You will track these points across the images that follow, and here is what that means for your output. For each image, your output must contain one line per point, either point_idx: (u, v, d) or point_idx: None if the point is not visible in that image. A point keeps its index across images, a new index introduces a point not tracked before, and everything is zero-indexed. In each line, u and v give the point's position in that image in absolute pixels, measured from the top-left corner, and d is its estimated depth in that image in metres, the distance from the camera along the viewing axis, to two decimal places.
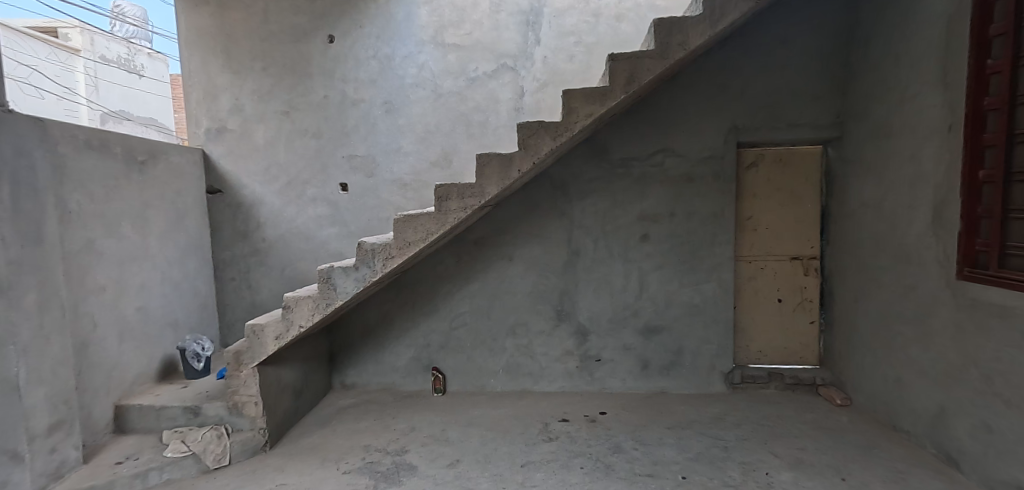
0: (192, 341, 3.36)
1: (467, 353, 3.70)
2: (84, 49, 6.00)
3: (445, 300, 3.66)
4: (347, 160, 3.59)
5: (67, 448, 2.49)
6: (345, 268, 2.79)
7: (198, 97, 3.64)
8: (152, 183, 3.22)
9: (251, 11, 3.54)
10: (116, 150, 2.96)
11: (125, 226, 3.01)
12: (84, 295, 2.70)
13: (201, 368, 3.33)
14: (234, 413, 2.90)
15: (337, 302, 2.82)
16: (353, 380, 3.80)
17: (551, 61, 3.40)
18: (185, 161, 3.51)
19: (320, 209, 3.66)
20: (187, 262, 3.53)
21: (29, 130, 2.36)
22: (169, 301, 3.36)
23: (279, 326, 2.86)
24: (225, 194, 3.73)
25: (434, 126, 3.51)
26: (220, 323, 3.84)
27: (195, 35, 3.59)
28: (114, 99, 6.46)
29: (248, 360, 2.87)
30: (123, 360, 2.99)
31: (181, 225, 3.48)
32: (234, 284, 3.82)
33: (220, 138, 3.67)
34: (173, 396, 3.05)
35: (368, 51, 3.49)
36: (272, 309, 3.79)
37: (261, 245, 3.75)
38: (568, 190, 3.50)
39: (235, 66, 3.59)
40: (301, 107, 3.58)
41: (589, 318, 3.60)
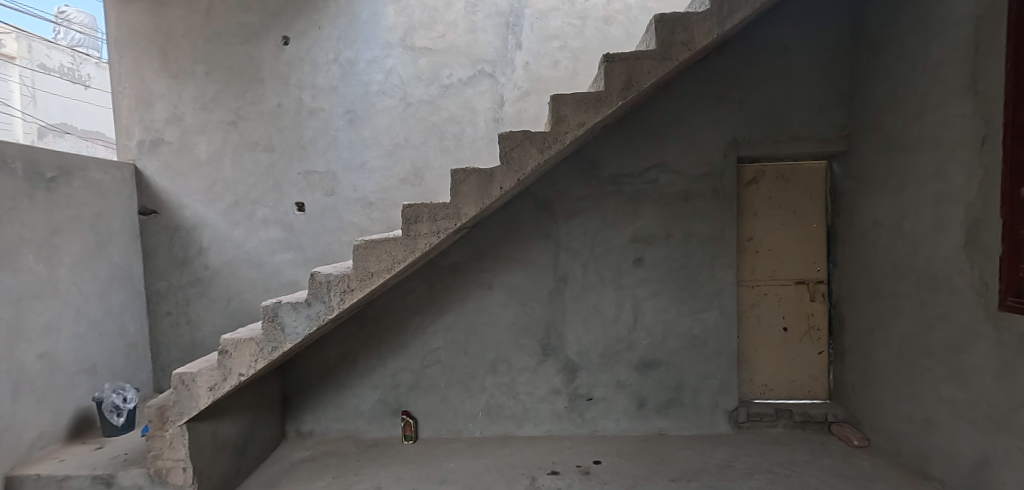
0: (111, 390, 2.83)
1: (441, 394, 3.25)
2: (19, 56, 5.43)
3: (417, 335, 3.22)
4: (303, 178, 3.15)
5: None
6: (295, 304, 2.36)
7: (130, 104, 3.16)
8: (64, 204, 2.72)
9: (193, 8, 3.10)
10: (16, 165, 2.47)
11: (25, 256, 2.51)
12: None
13: (122, 424, 2.79)
14: (157, 481, 2.41)
15: (284, 346, 2.38)
16: (311, 428, 3.29)
17: (534, 67, 3.08)
18: (112, 178, 3.01)
19: (272, 232, 3.18)
20: (111, 296, 3.00)
21: None
22: (87, 344, 2.84)
23: (213, 374, 2.39)
24: (161, 215, 3.21)
25: (403, 139, 3.12)
26: (153, 366, 3.29)
27: (127, 35, 3.13)
28: (56, 111, 5.68)
29: (175, 417, 2.38)
30: (19, 419, 2.45)
31: (103, 252, 2.96)
32: (171, 319, 3.27)
33: (155, 151, 3.18)
34: (82, 462, 2.52)
35: (328, 54, 3.10)
36: (216, 348, 3.26)
37: (202, 274, 3.22)
38: (553, 209, 3.14)
39: (174, 70, 3.13)
40: (250, 116, 3.14)
41: (579, 352, 3.21)
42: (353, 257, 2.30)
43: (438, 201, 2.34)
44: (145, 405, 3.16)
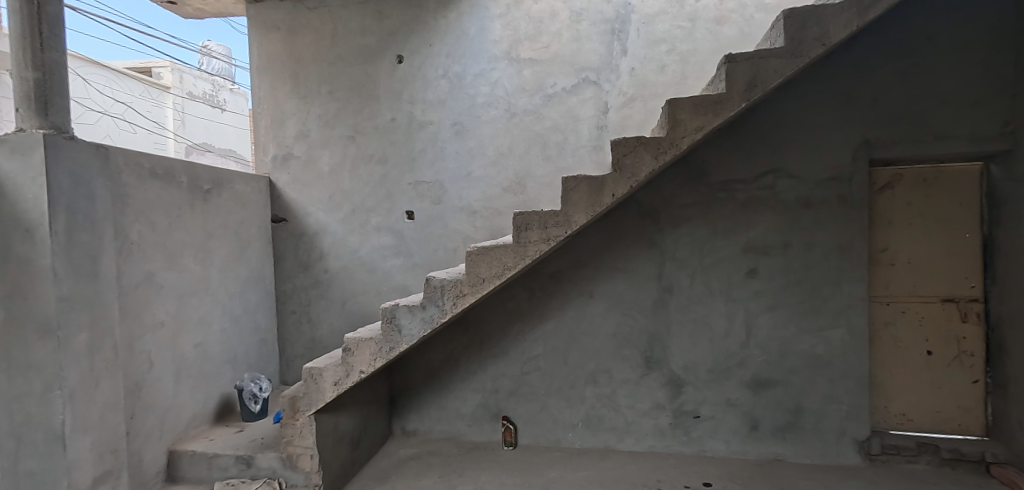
0: (250, 380, 3.13)
1: (541, 402, 3.25)
2: (173, 86, 6.18)
3: (517, 341, 3.25)
4: (413, 187, 3.31)
5: None
6: (411, 306, 2.50)
7: (267, 124, 3.51)
8: (216, 212, 3.08)
9: (320, 34, 3.38)
10: (181, 179, 2.84)
11: (187, 258, 2.87)
12: (139, 332, 2.55)
13: (257, 411, 3.08)
14: (289, 466, 2.65)
15: (401, 346, 2.52)
16: (415, 427, 3.43)
17: (640, 73, 3.03)
18: (251, 189, 3.36)
19: (384, 239, 3.37)
20: (248, 295, 3.34)
21: (90, 159, 2.29)
22: (230, 337, 3.18)
23: (338, 370, 2.58)
24: (290, 222, 3.53)
25: (507, 148, 3.18)
26: (279, 360, 3.61)
27: (265, 61, 3.48)
28: (197, 132, 6.58)
29: (305, 408, 2.61)
30: (178, 401, 2.80)
31: (244, 255, 3.30)
32: (295, 317, 3.58)
33: (286, 165, 3.50)
34: (227, 442, 2.81)
35: (438, 70, 3.25)
36: (333, 346, 3.52)
37: (323, 276, 3.49)
38: (658, 218, 3.05)
39: (303, 91, 3.43)
40: (367, 131, 3.36)
41: (684, 367, 3.07)
42: (466, 264, 2.40)
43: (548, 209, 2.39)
44: (273, 395, 3.48)
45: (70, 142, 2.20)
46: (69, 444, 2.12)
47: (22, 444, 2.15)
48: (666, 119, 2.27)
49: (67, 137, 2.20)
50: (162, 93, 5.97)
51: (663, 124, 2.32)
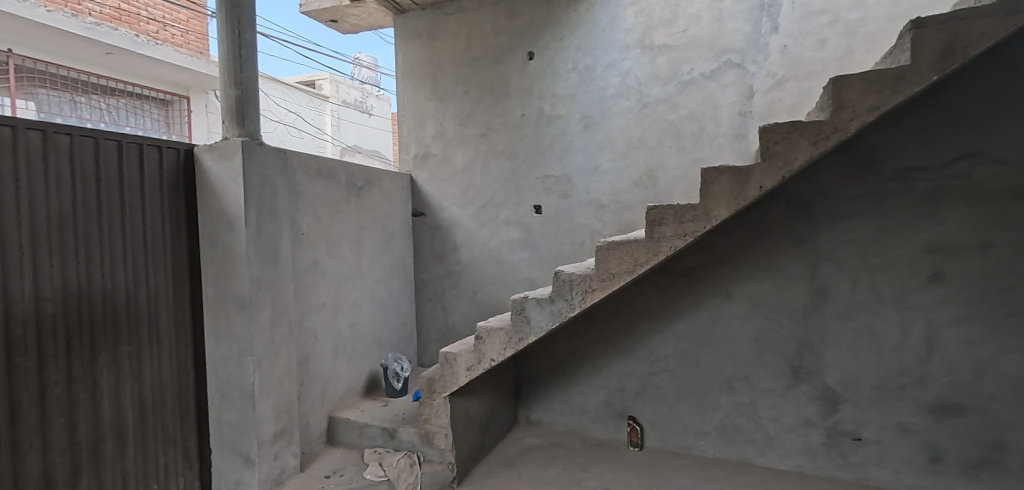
0: (393, 360, 3.44)
1: (670, 405, 3.11)
2: (331, 96, 7.07)
3: (644, 340, 3.14)
4: (541, 182, 3.36)
5: (287, 455, 2.74)
6: (540, 299, 2.52)
7: (409, 125, 3.81)
8: (367, 207, 3.42)
9: (457, 38, 3.58)
10: (341, 177, 3.19)
11: (344, 247, 3.23)
12: (308, 311, 2.92)
13: (399, 388, 3.38)
14: (427, 442, 2.86)
15: (529, 338, 2.56)
16: (540, 418, 3.50)
17: (794, 50, 2.72)
18: (395, 186, 3.68)
19: (513, 233, 3.47)
20: (392, 282, 3.67)
21: (274, 161, 2.67)
22: (377, 319, 3.52)
23: (470, 357, 2.71)
24: (427, 216, 3.81)
25: (639, 139, 3.07)
26: (417, 343, 3.93)
27: (408, 67, 3.77)
28: (350, 135, 7.46)
29: (441, 390, 2.79)
30: (337, 373, 3.18)
31: (389, 246, 3.63)
32: (431, 305, 3.86)
33: (425, 163, 3.77)
34: (375, 414, 3.13)
35: (568, 63, 3.25)
36: (465, 333, 3.74)
37: (456, 267, 3.71)
38: (813, 212, 2.72)
39: (440, 93, 3.66)
40: (498, 128, 3.48)
41: (842, 381, 2.72)
42: (596, 258, 2.35)
43: (685, 202, 2.24)
44: (412, 374, 3.80)
45: (257, 146, 2.58)
46: (257, 402, 2.53)
47: (225, 399, 2.62)
48: (830, 99, 2.00)
49: (254, 141, 2.57)
50: (323, 102, 6.86)
51: (825, 105, 2.05)
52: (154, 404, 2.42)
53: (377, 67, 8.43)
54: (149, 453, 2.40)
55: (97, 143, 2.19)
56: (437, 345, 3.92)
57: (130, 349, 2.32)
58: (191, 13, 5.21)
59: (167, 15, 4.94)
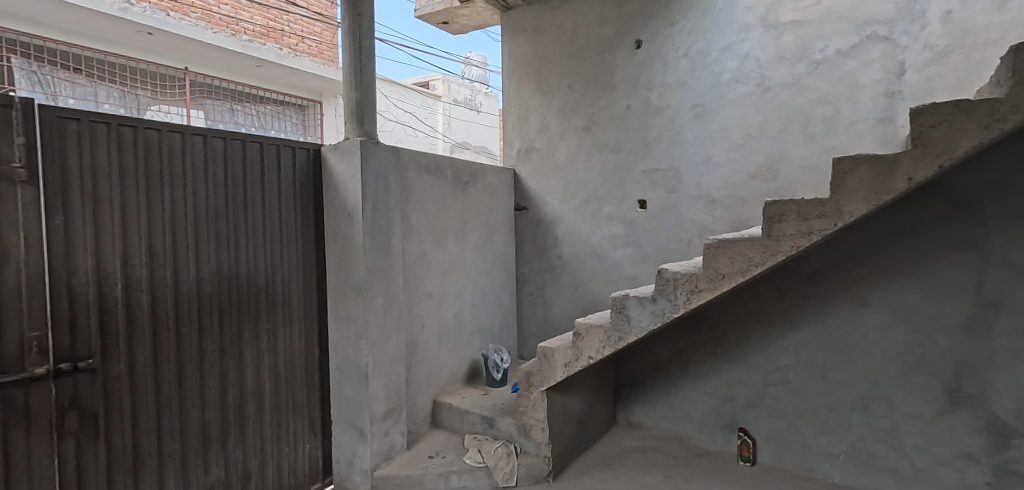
0: (494, 351, 3.53)
1: (788, 420, 2.82)
2: (444, 95, 7.69)
3: (759, 347, 2.89)
4: (647, 175, 3.22)
5: (396, 434, 2.93)
6: (641, 298, 2.42)
7: (513, 120, 3.87)
8: (472, 201, 3.53)
9: (562, 31, 3.56)
10: (448, 172, 3.33)
11: (450, 239, 3.37)
12: (416, 299, 3.10)
13: (499, 379, 3.46)
14: (524, 433, 2.90)
15: (629, 338, 2.47)
16: (640, 420, 3.38)
17: (961, 16, 2.30)
18: (499, 180, 3.76)
19: (615, 228, 3.38)
20: (494, 275, 3.77)
21: (388, 158, 2.86)
22: (478, 310, 3.64)
23: (568, 353, 2.68)
24: (529, 211, 3.84)
25: (759, 128, 2.82)
26: (517, 335, 4.00)
27: (513, 63, 3.83)
28: (459, 132, 7.96)
29: (538, 383, 2.80)
30: (440, 360, 3.34)
31: (491, 239, 3.72)
32: (531, 298, 3.91)
33: (528, 157, 3.81)
34: (474, 401, 3.24)
35: (679, 49, 3.07)
36: (564, 328, 3.73)
37: (556, 262, 3.71)
38: (981, 207, 2.29)
39: (544, 87, 3.67)
40: (602, 121, 3.40)
41: (1017, 412, 2.26)
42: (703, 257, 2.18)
43: (811, 197, 2.00)
44: (511, 366, 3.87)
45: (374, 144, 2.77)
46: (370, 382, 2.74)
47: (343, 376, 2.86)
48: (1015, 70, 1.66)
49: (371, 140, 2.76)
50: (436, 101, 7.41)
51: (1005, 78, 1.73)
52: (287, 376, 2.74)
53: (485, 65, 9.07)
54: (282, 418, 2.71)
55: (245, 146, 2.53)
56: (536, 339, 3.96)
57: (268, 326, 2.65)
58: (323, 25, 5.71)
59: (304, 29, 5.47)
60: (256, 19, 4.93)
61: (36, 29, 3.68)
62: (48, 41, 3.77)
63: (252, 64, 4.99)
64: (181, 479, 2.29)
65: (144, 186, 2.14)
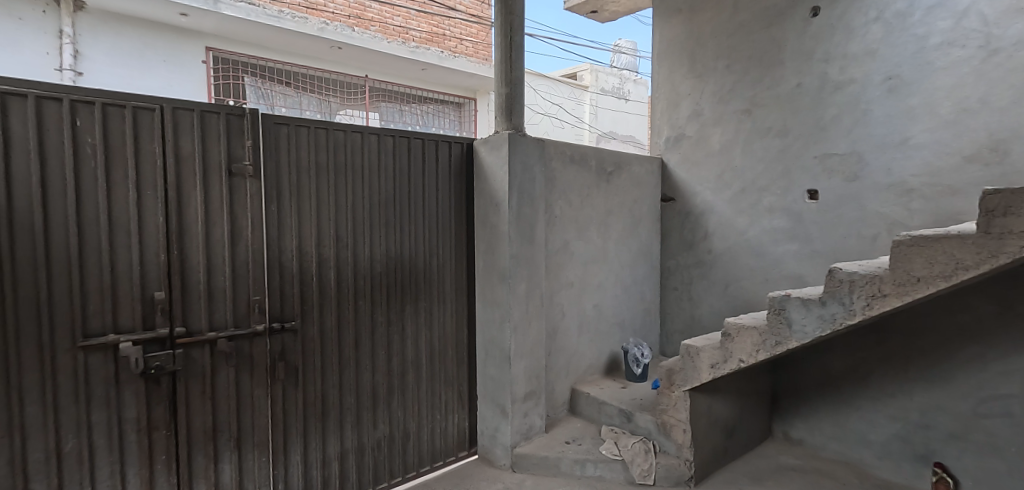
0: (634, 345, 3.47)
1: (1009, 462, 2.30)
2: (592, 85, 7.90)
3: (968, 368, 2.40)
4: (820, 161, 2.87)
5: (535, 416, 3.05)
6: (806, 300, 2.16)
7: (662, 107, 3.74)
8: (615, 191, 3.48)
9: (721, 7, 3.31)
10: (591, 162, 3.31)
11: (592, 230, 3.36)
12: (557, 288, 3.17)
13: (639, 374, 3.39)
14: (664, 432, 2.80)
15: (790, 343, 2.22)
16: (801, 437, 3.05)
17: None
18: (645, 170, 3.66)
19: (776, 221, 3.10)
20: (637, 268, 3.69)
21: (532, 150, 2.94)
22: (619, 302, 3.60)
23: (715, 353, 2.51)
24: (677, 202, 3.68)
25: (981, 100, 2.30)
26: (660, 331, 3.88)
27: (666, 46, 3.68)
28: (606, 122, 8.02)
29: (681, 383, 2.67)
30: (580, 349, 3.37)
31: (636, 231, 3.65)
32: (676, 294, 3.75)
33: (678, 145, 3.65)
34: (613, 394, 3.22)
35: (869, 13, 2.65)
36: (712, 328, 3.52)
37: (706, 257, 3.53)
38: None
39: (699, 70, 3.47)
40: (766, 102, 3.10)
41: None
42: (890, 256, 1.88)
43: None
44: (652, 362, 3.76)
45: (520, 137, 2.87)
46: (512, 363, 2.88)
47: (488, 356, 3.04)
48: None
49: (518, 133, 2.87)
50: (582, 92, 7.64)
51: None
52: (441, 351, 3.01)
53: (634, 52, 8.90)
54: (436, 388, 3.00)
55: (410, 142, 2.81)
56: (681, 337, 3.79)
57: (426, 304, 2.93)
58: (480, 26, 6.05)
59: (463, 31, 5.86)
60: (423, 26, 5.41)
61: (261, 52, 4.66)
62: (273, 62, 4.74)
63: (418, 68, 5.53)
64: (356, 429, 2.68)
65: (333, 179, 2.52)
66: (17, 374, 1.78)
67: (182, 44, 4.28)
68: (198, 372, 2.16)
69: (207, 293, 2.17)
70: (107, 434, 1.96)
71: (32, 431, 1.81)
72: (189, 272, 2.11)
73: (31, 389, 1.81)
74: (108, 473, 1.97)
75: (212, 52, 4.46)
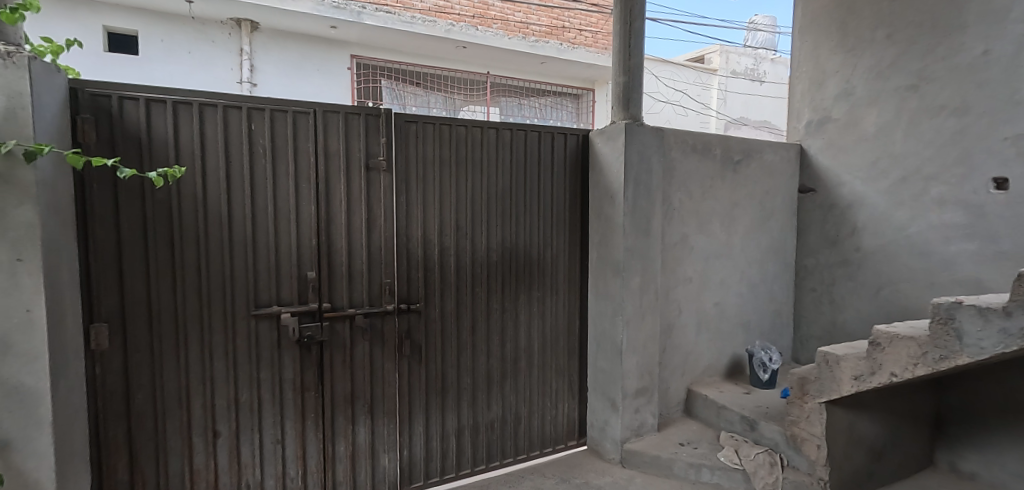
0: (761, 349, 3.22)
1: None
2: (721, 68, 7.45)
3: None
4: (1010, 143, 2.43)
5: (646, 413, 2.98)
6: (983, 310, 1.76)
7: (804, 87, 3.43)
8: (743, 181, 3.24)
9: None
10: (716, 151, 3.11)
11: (714, 224, 3.16)
12: (674, 283, 3.04)
13: (766, 380, 3.13)
14: (793, 446, 2.55)
15: (960, 360, 1.84)
16: (974, 471, 2.61)
17: None
18: (779, 158, 3.36)
19: (947, 215, 2.68)
20: (766, 265, 3.41)
21: (650, 140, 2.84)
22: (744, 302, 3.36)
23: (860, 364, 2.21)
24: (819, 193, 3.35)
25: None
26: (793, 336, 3.56)
27: (811, 20, 3.38)
28: (736, 107, 7.60)
29: (815, 394, 2.41)
30: (698, 348, 3.21)
31: (767, 224, 3.38)
32: (815, 296, 3.41)
33: (822, 130, 3.31)
34: (734, 399, 3.02)
35: None
36: (859, 336, 3.15)
37: (853, 256, 3.16)
38: None
39: (851, 43, 3.11)
40: (937, 76, 2.68)
41: None
42: None
43: None
44: (782, 369, 3.46)
45: (637, 126, 2.79)
46: (624, 358, 2.84)
47: (600, 350, 3.00)
48: None
49: (635, 122, 2.79)
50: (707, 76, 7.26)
51: None
52: (552, 340, 3.05)
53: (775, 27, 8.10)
54: (547, 375, 3.06)
55: (526, 135, 2.88)
56: (819, 344, 3.44)
57: (539, 293, 2.99)
58: (601, 15, 6.06)
59: (582, 21, 5.93)
60: (543, 20, 5.62)
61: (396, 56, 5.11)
62: (407, 65, 5.16)
63: (537, 62, 5.62)
64: (472, 408, 2.84)
65: (455, 172, 2.68)
66: (210, 333, 2.18)
67: (333, 53, 4.87)
68: (340, 343, 2.45)
69: (349, 273, 2.44)
70: (272, 389, 2.32)
71: (220, 380, 2.22)
72: (335, 255, 2.40)
73: (219, 346, 2.21)
74: (273, 422, 2.33)
75: (356, 59, 4.97)
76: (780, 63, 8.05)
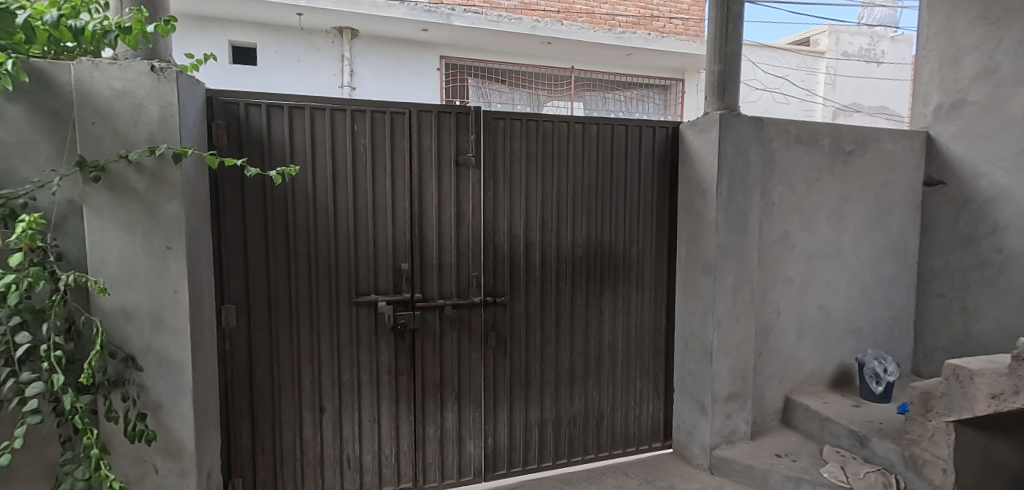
0: (873, 358, 2.96)
1: None
2: (829, 50, 6.89)
3: None
4: None
5: (739, 419, 2.83)
6: None
7: (934, 67, 3.07)
8: (855, 174, 2.96)
9: None
10: (824, 141, 2.87)
11: (820, 220, 2.92)
12: (772, 283, 2.85)
13: (880, 393, 2.84)
14: (913, 468, 2.30)
15: None
16: None
17: None
18: (900, 147, 3.03)
19: None
20: (882, 266, 3.10)
21: (748, 131, 2.68)
22: (854, 306, 3.07)
23: (999, 381, 1.91)
24: (950, 186, 2.99)
25: None
26: (913, 346, 3.21)
27: None
28: (847, 92, 6.95)
29: (942, 411, 2.13)
30: (799, 354, 2.99)
31: (884, 221, 3.07)
32: (942, 302, 3.05)
33: (956, 114, 2.95)
34: (841, 411, 2.78)
35: None
36: (998, 349, 2.78)
37: (993, 258, 2.81)
38: None
39: (995, 14, 2.73)
40: None
41: None
42: None
43: None
44: (898, 382, 3.13)
45: (734, 117, 2.65)
46: (714, 360, 2.71)
47: (687, 349, 2.90)
48: None
49: (733, 113, 2.66)
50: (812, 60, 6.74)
51: None
52: (637, 338, 2.99)
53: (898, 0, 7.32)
54: (630, 373, 3.00)
55: (613, 129, 2.83)
56: (945, 355, 3.07)
57: (624, 290, 2.94)
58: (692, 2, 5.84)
59: (673, 9, 5.74)
60: (630, 11, 5.49)
61: (482, 55, 5.26)
62: (490, 63, 5.28)
63: (622, 54, 5.49)
64: (555, 401, 2.86)
65: (541, 167, 2.71)
66: (318, 317, 2.39)
67: (423, 56, 5.12)
68: (431, 332, 2.58)
69: (439, 265, 2.56)
70: (370, 372, 2.49)
71: (326, 361, 2.42)
72: (427, 247, 2.52)
73: (326, 329, 2.41)
74: (371, 402, 2.50)
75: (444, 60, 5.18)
76: (900, 41, 7.23)
